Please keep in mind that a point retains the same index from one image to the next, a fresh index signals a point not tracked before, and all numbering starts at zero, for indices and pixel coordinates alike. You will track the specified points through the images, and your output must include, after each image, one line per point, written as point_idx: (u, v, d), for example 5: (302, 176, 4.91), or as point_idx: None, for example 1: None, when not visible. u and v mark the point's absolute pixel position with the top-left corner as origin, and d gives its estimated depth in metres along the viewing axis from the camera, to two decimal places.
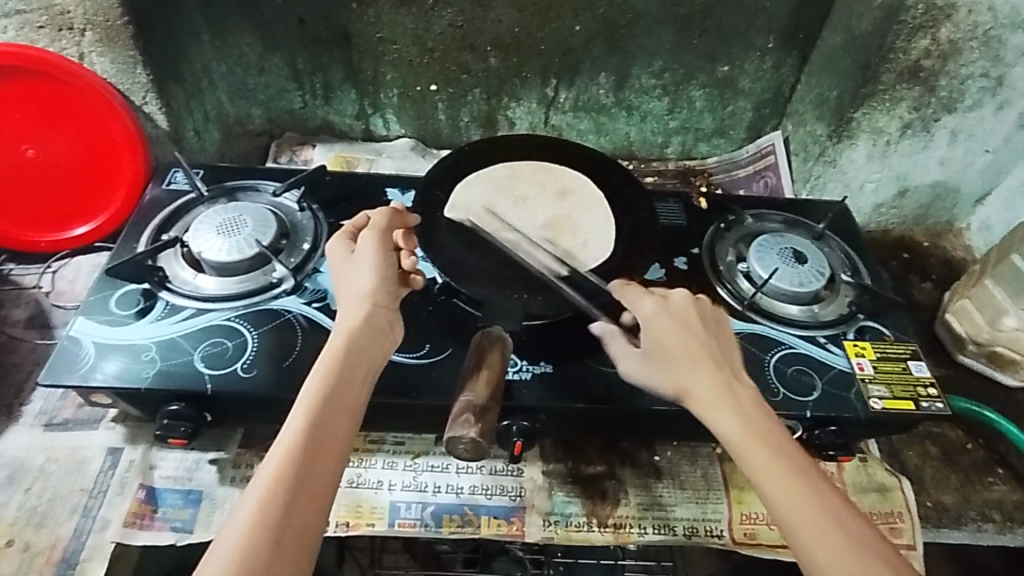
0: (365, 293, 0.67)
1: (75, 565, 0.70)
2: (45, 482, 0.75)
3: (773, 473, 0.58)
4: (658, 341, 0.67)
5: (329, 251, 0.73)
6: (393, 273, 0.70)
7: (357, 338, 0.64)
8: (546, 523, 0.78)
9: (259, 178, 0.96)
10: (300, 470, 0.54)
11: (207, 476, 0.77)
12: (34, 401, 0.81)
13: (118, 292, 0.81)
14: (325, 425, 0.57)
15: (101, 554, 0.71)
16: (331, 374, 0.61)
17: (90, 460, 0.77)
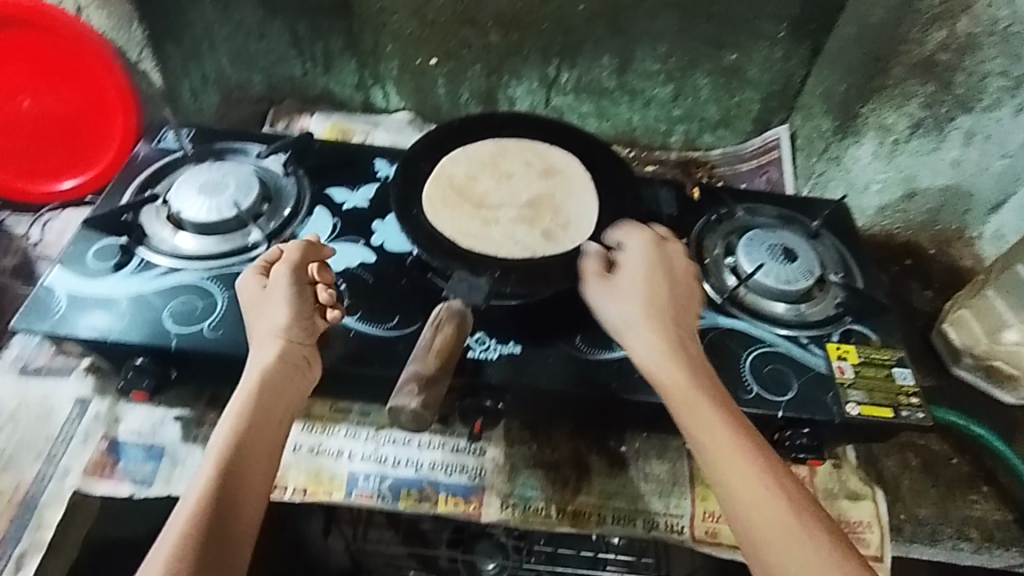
0: (278, 328, 0.69)
1: (35, 510, 0.71)
2: (14, 427, 0.76)
3: (738, 463, 0.62)
4: (659, 298, 0.73)
5: (242, 290, 0.72)
6: (308, 307, 0.71)
7: (266, 371, 0.66)
8: (504, 505, 0.77)
9: (247, 141, 0.95)
10: (215, 511, 0.57)
11: (171, 432, 0.77)
12: (12, 347, 0.82)
13: (97, 246, 0.82)
14: (239, 462, 0.60)
15: (59, 500, 0.72)
16: (243, 415, 0.63)
17: (59, 410, 0.77)
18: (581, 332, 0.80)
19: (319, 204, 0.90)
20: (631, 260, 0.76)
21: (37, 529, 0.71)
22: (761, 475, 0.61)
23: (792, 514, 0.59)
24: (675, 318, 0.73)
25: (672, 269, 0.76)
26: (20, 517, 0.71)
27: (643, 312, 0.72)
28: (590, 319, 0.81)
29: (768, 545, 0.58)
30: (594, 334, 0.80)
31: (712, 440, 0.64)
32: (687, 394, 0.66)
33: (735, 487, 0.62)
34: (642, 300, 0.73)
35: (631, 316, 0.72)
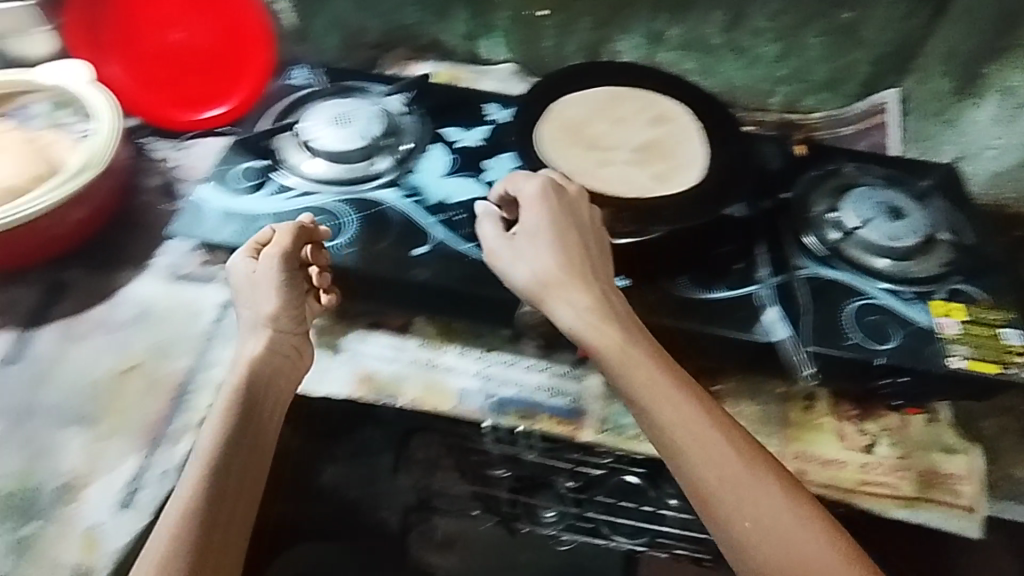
0: (267, 317, 0.78)
1: (189, 396, 0.80)
2: (168, 324, 0.86)
3: (693, 432, 0.64)
4: (575, 267, 0.74)
5: (232, 284, 0.80)
6: (280, 293, 0.79)
7: (246, 363, 0.74)
8: (602, 428, 0.82)
9: (367, 81, 1.01)
10: (212, 475, 0.64)
11: None
12: (163, 255, 0.91)
13: (239, 167, 0.90)
14: (227, 435, 0.67)
15: (209, 388, 0.81)
16: (236, 397, 0.71)
17: (206, 312, 0.86)
18: (687, 272, 0.83)
19: (436, 141, 0.95)
20: (540, 210, 0.76)
21: (191, 412, 0.79)
22: (705, 436, 0.64)
23: (743, 465, 0.62)
24: (583, 274, 0.74)
25: (574, 219, 0.76)
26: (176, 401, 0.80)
27: (564, 273, 0.74)
28: (695, 260, 0.84)
29: (728, 504, 0.61)
30: (699, 274, 0.83)
31: (654, 412, 0.66)
32: (631, 375, 0.68)
33: (692, 456, 0.63)
34: (552, 254, 0.75)
35: (545, 275, 0.74)
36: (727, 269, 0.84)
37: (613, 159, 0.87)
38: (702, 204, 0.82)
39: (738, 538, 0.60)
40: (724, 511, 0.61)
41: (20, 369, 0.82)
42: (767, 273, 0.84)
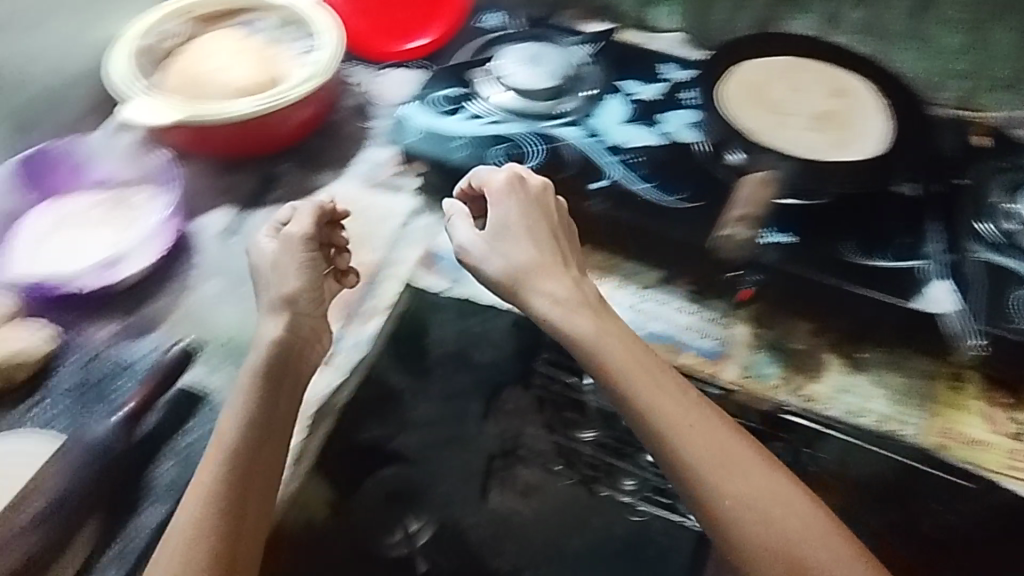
0: (286, 297, 0.78)
1: (378, 281, 0.93)
2: (361, 222, 0.99)
3: (701, 439, 0.66)
4: (556, 262, 0.77)
5: (251, 271, 0.82)
6: (287, 277, 0.78)
7: (264, 348, 0.74)
8: (744, 372, 0.87)
9: (552, 30, 1.09)
10: (237, 453, 0.65)
11: None
12: (359, 165, 1.04)
13: (438, 92, 0.99)
14: (251, 411, 0.69)
15: (394, 279, 0.93)
16: (252, 386, 0.71)
17: (394, 216, 0.99)
18: (853, 238, 0.86)
19: (613, 90, 1.02)
20: (508, 203, 0.80)
21: (379, 297, 0.92)
22: (690, 424, 0.67)
23: (726, 445, 0.66)
24: (559, 266, 0.76)
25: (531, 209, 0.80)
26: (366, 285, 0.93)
27: (541, 263, 0.76)
28: (863, 228, 0.86)
29: (738, 505, 0.63)
30: (867, 242, 0.86)
31: (643, 407, 0.68)
32: (642, 400, 0.68)
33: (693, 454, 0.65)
34: (528, 245, 0.77)
35: (522, 264, 0.76)
36: (892, 239, 0.86)
37: (792, 120, 0.96)
38: (873, 172, 0.89)
39: (736, 521, 0.63)
40: (721, 496, 0.64)
41: (237, 242, 0.94)
42: (942, 248, 0.85)
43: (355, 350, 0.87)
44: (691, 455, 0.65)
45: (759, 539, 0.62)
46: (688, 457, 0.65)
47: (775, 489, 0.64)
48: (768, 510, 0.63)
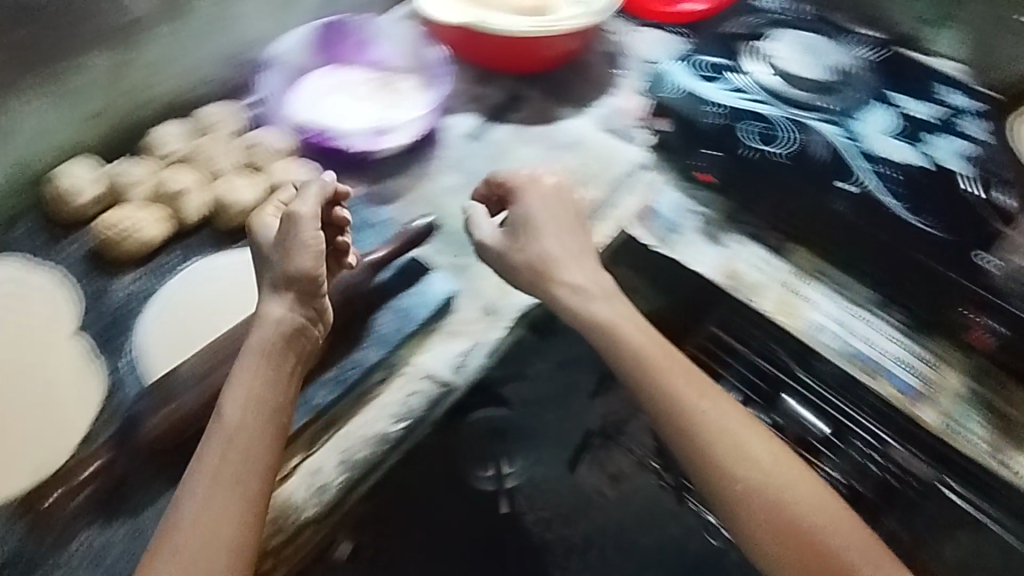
0: (282, 281, 0.67)
1: (595, 220, 0.96)
2: (589, 159, 1.03)
3: (716, 423, 0.67)
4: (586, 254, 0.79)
5: (250, 251, 0.73)
6: (277, 266, 0.68)
7: (267, 328, 0.65)
8: (944, 418, 0.80)
9: (827, 32, 1.12)
10: (251, 429, 0.59)
11: (690, 221, 0.98)
12: (598, 108, 1.08)
13: (707, 58, 1.05)
14: (263, 382, 0.62)
15: (609, 220, 0.97)
16: (250, 371, 0.62)
17: (621, 163, 1.03)
18: None
19: (880, 98, 1.02)
20: (534, 199, 0.82)
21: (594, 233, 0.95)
22: (708, 412, 0.67)
23: (735, 432, 0.66)
24: (584, 258, 0.79)
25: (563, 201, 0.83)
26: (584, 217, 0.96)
27: (577, 254, 0.78)
28: None
29: (746, 491, 0.63)
30: None
31: (662, 391, 0.68)
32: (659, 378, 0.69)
33: (705, 437, 0.66)
34: (569, 239, 0.79)
35: (551, 254, 0.77)
36: None
37: None
38: None
39: (748, 508, 0.63)
40: (730, 485, 0.63)
41: (478, 146, 1.01)
42: None
43: None
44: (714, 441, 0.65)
45: (764, 513, 0.62)
46: (706, 442, 0.65)
47: (788, 478, 0.64)
48: (779, 497, 0.63)
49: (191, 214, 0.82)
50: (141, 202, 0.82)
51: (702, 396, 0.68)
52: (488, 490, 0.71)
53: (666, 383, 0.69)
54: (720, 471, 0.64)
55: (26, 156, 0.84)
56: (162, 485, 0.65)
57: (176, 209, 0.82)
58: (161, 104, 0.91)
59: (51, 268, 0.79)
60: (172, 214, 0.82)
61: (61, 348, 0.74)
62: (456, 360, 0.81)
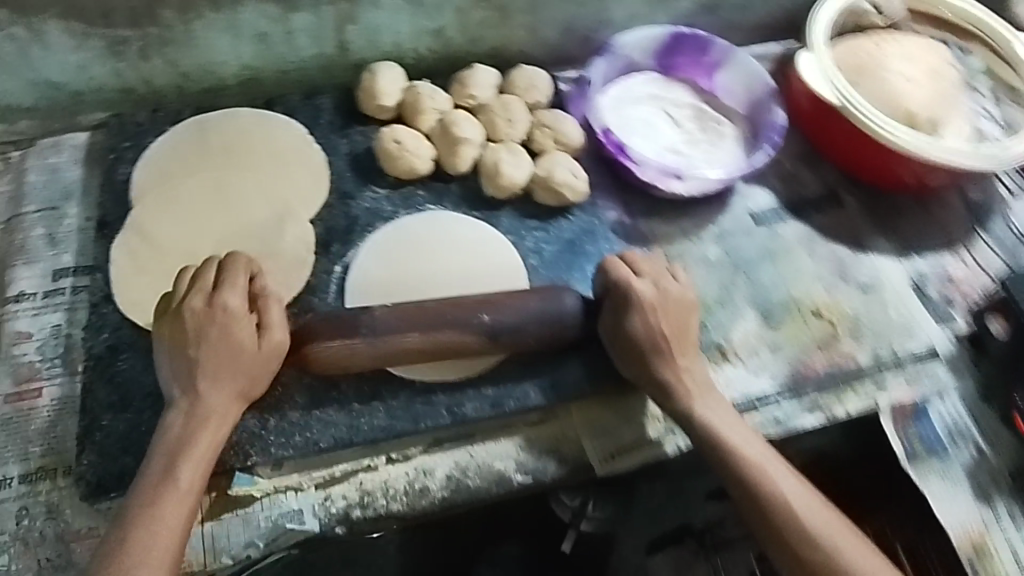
0: (223, 375, 0.62)
1: (846, 389, 0.78)
2: (879, 313, 0.83)
3: (755, 467, 0.65)
4: (683, 337, 0.70)
5: (185, 324, 0.63)
6: (244, 343, 0.63)
7: (206, 416, 0.61)
8: None
9: None
10: (182, 483, 0.58)
11: (960, 456, 0.76)
12: (927, 259, 0.88)
13: None
14: (197, 471, 0.59)
15: (864, 398, 0.78)
16: (181, 419, 0.61)
17: (916, 339, 0.82)
18: None
19: None
20: (649, 270, 0.72)
21: (836, 402, 0.77)
22: (752, 453, 0.66)
23: (773, 473, 0.64)
24: (684, 339, 0.70)
25: (671, 308, 0.70)
26: (834, 375, 0.79)
27: (671, 354, 0.69)
28: None
29: (796, 551, 0.61)
30: None
31: (706, 434, 0.67)
32: (704, 427, 0.67)
33: (749, 485, 0.64)
34: (677, 347, 0.70)
35: (651, 331, 0.69)
36: None
37: None
38: None
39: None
40: (786, 543, 0.62)
41: (762, 233, 0.88)
42: None
43: (775, 425, 0.75)
44: (760, 481, 0.64)
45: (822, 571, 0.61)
46: (750, 480, 0.64)
47: (837, 542, 0.62)
48: (847, 566, 0.61)
49: (463, 165, 0.81)
50: (427, 131, 0.82)
51: (744, 436, 0.67)
52: (564, 517, 0.90)
53: (707, 430, 0.67)
54: (770, 525, 0.63)
55: (352, 42, 0.82)
56: (301, 402, 0.68)
57: (450, 154, 0.80)
58: (487, 45, 0.87)
59: (319, 149, 0.82)
60: (448, 157, 0.80)
61: (292, 227, 0.76)
62: (613, 449, 0.72)
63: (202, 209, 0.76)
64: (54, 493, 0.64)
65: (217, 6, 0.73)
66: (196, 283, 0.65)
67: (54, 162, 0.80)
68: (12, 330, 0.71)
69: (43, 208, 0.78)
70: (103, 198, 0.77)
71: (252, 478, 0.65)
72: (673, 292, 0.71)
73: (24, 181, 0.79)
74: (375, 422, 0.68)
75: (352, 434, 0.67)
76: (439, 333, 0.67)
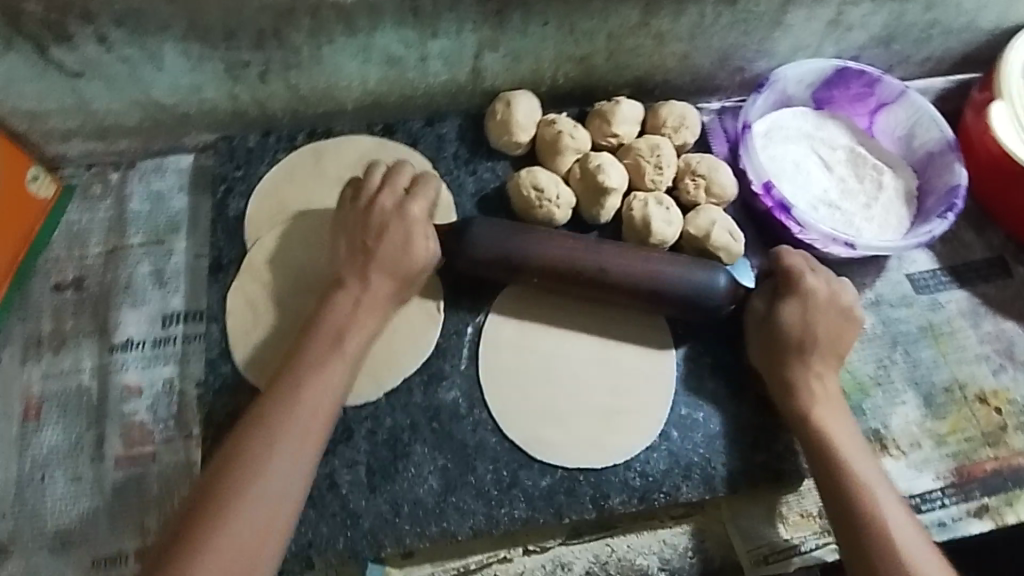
0: (376, 264, 0.62)
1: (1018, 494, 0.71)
2: None
3: (864, 484, 0.59)
4: (827, 323, 0.65)
5: (359, 218, 0.64)
6: (415, 244, 0.63)
7: (347, 319, 0.60)
8: None
9: None
10: (287, 411, 0.56)
11: None
12: None
13: None
14: (321, 401, 0.57)
15: None
16: (299, 346, 0.60)
17: None
18: None
19: None
20: (815, 283, 0.66)
21: (1008, 508, 0.70)
22: (859, 462, 0.60)
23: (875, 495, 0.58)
24: (830, 355, 0.65)
25: (827, 313, 0.65)
26: (1005, 475, 0.71)
27: (813, 353, 0.64)
28: None
29: None
30: None
31: (825, 443, 0.61)
32: (817, 437, 0.62)
33: (856, 500, 0.58)
34: (821, 345, 0.64)
35: (793, 328, 0.64)
36: None
37: None
38: None
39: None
40: None
41: (922, 303, 0.79)
42: None
43: (941, 532, 0.68)
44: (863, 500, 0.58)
45: None
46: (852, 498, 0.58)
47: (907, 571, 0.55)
48: None
49: (605, 216, 0.73)
50: (565, 172, 0.74)
51: (859, 451, 0.61)
52: None
53: (820, 442, 0.62)
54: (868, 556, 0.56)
55: (488, 68, 0.73)
56: (435, 486, 0.62)
57: (592, 202, 0.72)
58: (632, 73, 0.78)
59: (445, 188, 0.74)
60: (589, 206, 0.72)
61: None
62: (767, 551, 0.65)
63: (323, 250, 0.68)
64: None
65: (350, 30, 0.66)
66: (387, 182, 0.65)
67: (158, 188, 0.74)
68: (122, 382, 0.66)
69: (149, 240, 0.72)
70: (214, 236, 0.70)
71: (382, 568, 0.61)
72: (838, 293, 0.66)
73: (126, 208, 0.73)
74: (515, 514, 0.62)
75: (490, 526, 0.61)
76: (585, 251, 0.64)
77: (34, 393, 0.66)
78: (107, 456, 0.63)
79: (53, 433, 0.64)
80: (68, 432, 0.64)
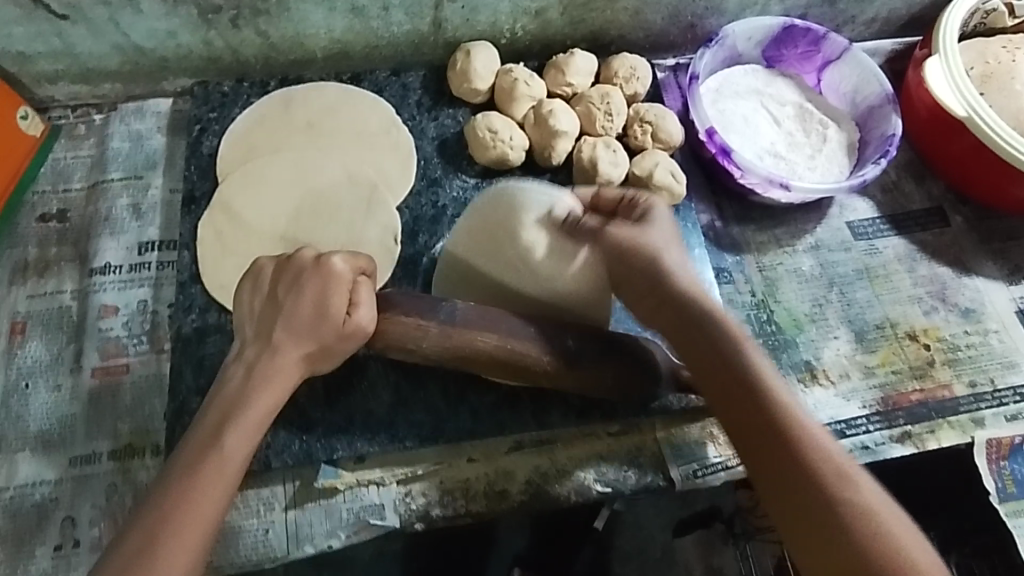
0: (290, 325, 0.59)
1: (939, 422, 0.75)
2: (981, 343, 0.80)
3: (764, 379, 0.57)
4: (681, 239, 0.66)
5: (280, 274, 0.61)
6: (334, 303, 0.59)
7: (266, 374, 0.58)
8: None
9: None
10: (199, 468, 0.53)
11: None
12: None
13: None
14: (239, 448, 0.55)
15: (958, 433, 0.75)
16: (212, 401, 0.57)
17: (1017, 372, 0.78)
18: None
19: None
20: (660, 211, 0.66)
21: (931, 435, 0.74)
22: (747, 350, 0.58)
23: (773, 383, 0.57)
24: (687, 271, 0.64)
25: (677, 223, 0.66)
26: (929, 406, 0.76)
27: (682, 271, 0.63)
28: None
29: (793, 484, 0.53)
30: None
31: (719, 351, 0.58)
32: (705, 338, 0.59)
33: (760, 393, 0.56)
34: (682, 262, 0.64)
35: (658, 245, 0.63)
36: None
37: None
38: None
39: (803, 510, 0.52)
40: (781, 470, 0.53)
41: (860, 248, 0.84)
42: None
43: (864, 454, 0.73)
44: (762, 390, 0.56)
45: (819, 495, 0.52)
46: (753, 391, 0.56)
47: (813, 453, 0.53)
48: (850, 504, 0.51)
49: (557, 159, 0.77)
50: (520, 119, 0.78)
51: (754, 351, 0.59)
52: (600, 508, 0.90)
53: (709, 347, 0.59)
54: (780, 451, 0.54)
55: (448, 20, 0.78)
56: (386, 398, 0.67)
57: (545, 146, 0.76)
58: (587, 28, 0.82)
59: (407, 133, 0.78)
60: (541, 149, 0.77)
61: (377, 214, 0.73)
62: (695, 466, 0.70)
63: (283, 203, 0.72)
64: (142, 471, 0.65)
65: None
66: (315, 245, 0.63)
67: (138, 129, 0.79)
68: (100, 303, 0.71)
69: (128, 176, 0.77)
70: (188, 172, 0.75)
71: (336, 470, 0.66)
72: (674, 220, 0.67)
73: (107, 147, 0.78)
74: (459, 425, 0.67)
75: (436, 435, 0.66)
76: (514, 340, 0.62)
77: (20, 311, 0.71)
78: (84, 368, 0.68)
79: (36, 347, 0.69)
80: (50, 346, 0.69)
